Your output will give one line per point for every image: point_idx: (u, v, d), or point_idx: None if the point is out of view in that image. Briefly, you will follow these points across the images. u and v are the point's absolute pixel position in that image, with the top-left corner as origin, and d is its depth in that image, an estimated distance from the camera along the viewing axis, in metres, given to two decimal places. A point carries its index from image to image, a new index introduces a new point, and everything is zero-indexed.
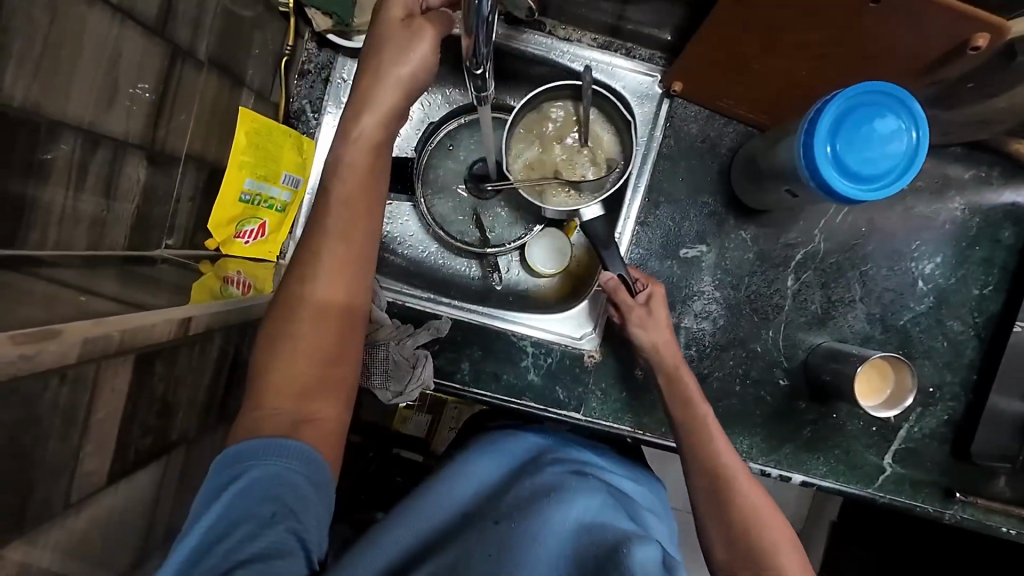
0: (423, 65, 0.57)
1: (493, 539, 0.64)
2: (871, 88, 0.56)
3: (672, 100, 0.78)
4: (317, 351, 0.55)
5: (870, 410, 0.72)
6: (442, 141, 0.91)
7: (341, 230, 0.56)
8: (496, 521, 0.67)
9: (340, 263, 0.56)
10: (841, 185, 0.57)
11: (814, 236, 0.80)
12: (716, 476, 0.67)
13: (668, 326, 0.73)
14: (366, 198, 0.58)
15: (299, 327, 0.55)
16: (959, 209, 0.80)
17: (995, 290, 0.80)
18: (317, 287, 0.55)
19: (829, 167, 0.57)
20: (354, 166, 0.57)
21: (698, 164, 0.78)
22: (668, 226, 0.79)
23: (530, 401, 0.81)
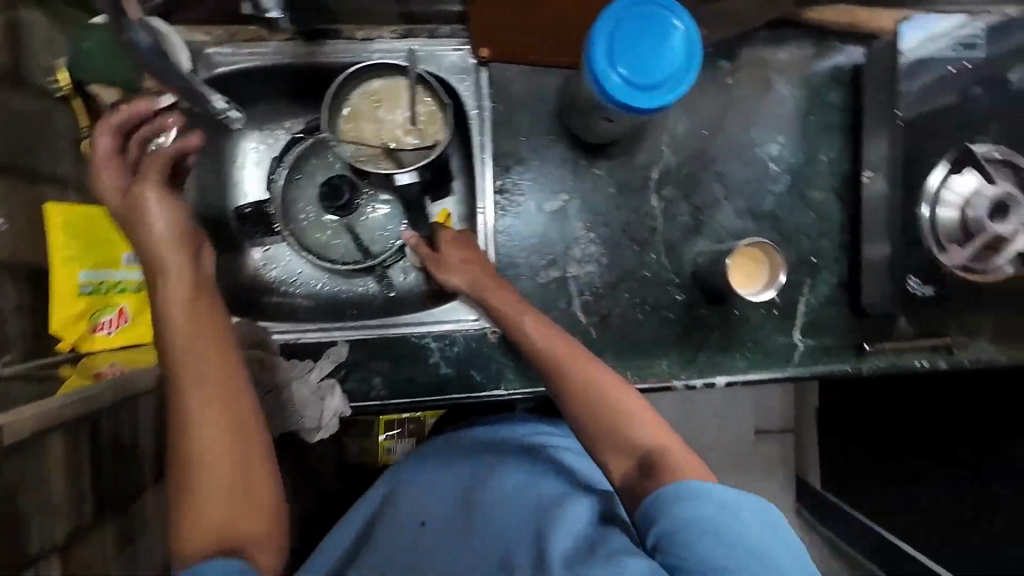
0: (190, 142, 0.64)
1: (423, 546, 0.71)
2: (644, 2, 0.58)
3: (489, 65, 0.79)
4: (217, 453, 0.56)
5: (747, 297, 0.75)
6: (293, 171, 0.88)
7: (182, 331, 0.59)
8: (421, 523, 0.74)
9: (217, 366, 0.59)
10: (633, 103, 0.59)
11: (663, 153, 0.82)
12: (563, 387, 0.65)
13: (480, 263, 0.76)
14: (201, 294, 0.61)
15: (191, 444, 0.56)
16: (785, 87, 0.83)
17: (842, 150, 0.84)
18: (192, 401, 0.57)
19: (613, 88, 0.59)
20: (174, 265, 0.60)
21: (533, 119, 0.79)
22: (524, 186, 0.81)
23: (450, 393, 0.81)
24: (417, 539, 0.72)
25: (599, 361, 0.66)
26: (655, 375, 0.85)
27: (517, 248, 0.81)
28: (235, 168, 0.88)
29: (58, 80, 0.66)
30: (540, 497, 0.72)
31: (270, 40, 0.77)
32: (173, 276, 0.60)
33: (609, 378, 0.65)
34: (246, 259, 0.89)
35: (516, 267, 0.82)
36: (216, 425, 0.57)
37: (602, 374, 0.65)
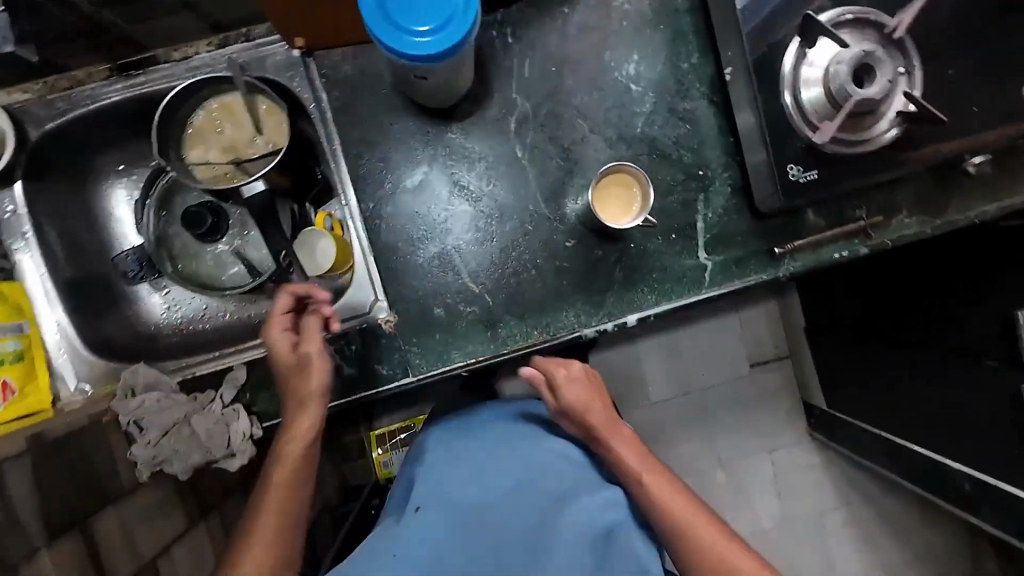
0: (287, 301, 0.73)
1: (432, 525, 0.68)
2: None
3: (315, 56, 0.77)
4: (273, 539, 0.68)
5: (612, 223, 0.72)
6: (163, 209, 0.87)
7: (300, 426, 0.71)
8: (415, 509, 0.70)
9: (295, 463, 0.71)
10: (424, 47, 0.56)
11: (516, 100, 0.79)
12: (608, 463, 0.75)
13: (592, 388, 0.78)
14: (310, 447, 0.72)
15: (264, 517, 0.69)
16: (625, 4, 0.79)
17: (702, 53, 0.80)
18: (281, 469, 0.71)
19: (403, 44, 0.56)
20: (309, 387, 0.71)
21: (373, 98, 0.77)
22: (381, 168, 0.78)
23: (359, 392, 0.79)
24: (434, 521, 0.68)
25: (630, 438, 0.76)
26: (564, 329, 0.81)
27: (391, 232, 0.79)
28: (112, 220, 0.87)
29: None
30: (546, 488, 0.74)
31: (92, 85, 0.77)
32: (308, 420, 0.71)
33: (680, 502, 0.69)
34: (143, 307, 0.88)
35: (394, 251, 0.79)
36: (291, 497, 0.71)
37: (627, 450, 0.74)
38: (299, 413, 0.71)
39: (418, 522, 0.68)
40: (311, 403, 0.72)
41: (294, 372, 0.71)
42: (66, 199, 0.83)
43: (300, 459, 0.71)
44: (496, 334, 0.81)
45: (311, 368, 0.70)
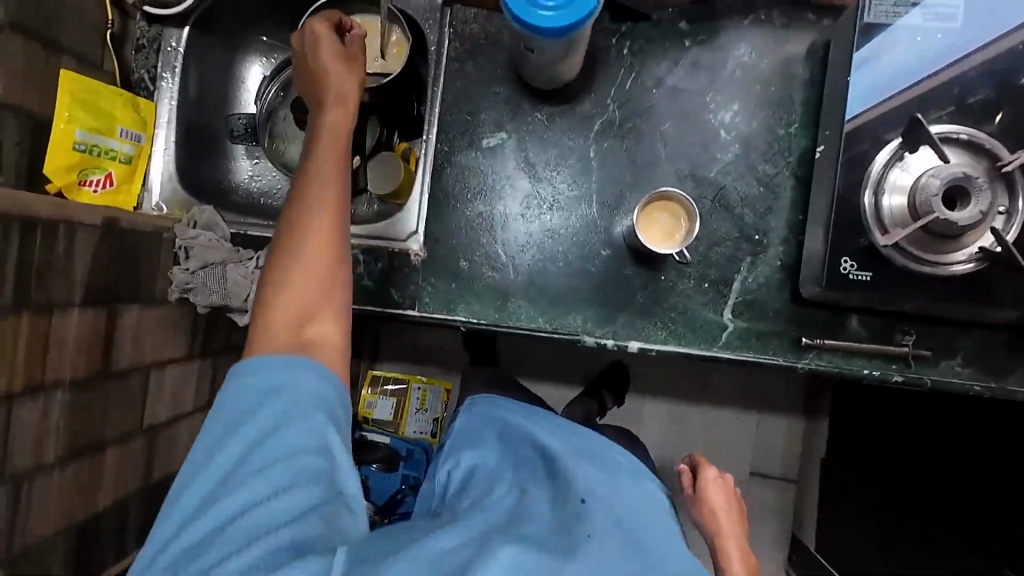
0: (324, 33, 0.71)
1: (540, 519, 0.68)
2: None
3: (451, 6, 0.84)
4: (309, 271, 0.61)
5: (650, 245, 0.73)
6: (283, 92, 1.00)
7: (326, 139, 0.67)
8: (581, 500, 0.72)
9: (326, 225, 0.63)
10: (527, 16, 0.61)
11: (608, 106, 0.82)
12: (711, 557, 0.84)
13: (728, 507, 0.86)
14: (339, 168, 0.66)
15: (298, 253, 0.62)
16: (746, 55, 0.80)
17: (802, 126, 0.79)
18: (314, 184, 0.64)
19: (526, 9, 0.61)
20: (339, 114, 0.69)
21: (484, 60, 0.84)
22: (467, 121, 0.85)
23: (367, 304, 0.86)
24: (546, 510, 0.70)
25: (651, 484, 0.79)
26: (568, 328, 0.83)
27: (452, 178, 0.85)
28: (241, 86, 1.00)
29: None
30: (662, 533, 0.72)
31: None
32: (333, 133, 0.68)
33: None
34: (233, 165, 1.00)
35: (448, 196, 0.85)
36: (331, 245, 0.63)
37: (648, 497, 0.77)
38: (324, 120, 0.68)
39: (545, 513, 0.70)
40: (345, 108, 0.70)
41: (332, 105, 0.69)
42: (212, 55, 0.95)
43: (336, 170, 0.66)
44: (505, 305, 0.84)
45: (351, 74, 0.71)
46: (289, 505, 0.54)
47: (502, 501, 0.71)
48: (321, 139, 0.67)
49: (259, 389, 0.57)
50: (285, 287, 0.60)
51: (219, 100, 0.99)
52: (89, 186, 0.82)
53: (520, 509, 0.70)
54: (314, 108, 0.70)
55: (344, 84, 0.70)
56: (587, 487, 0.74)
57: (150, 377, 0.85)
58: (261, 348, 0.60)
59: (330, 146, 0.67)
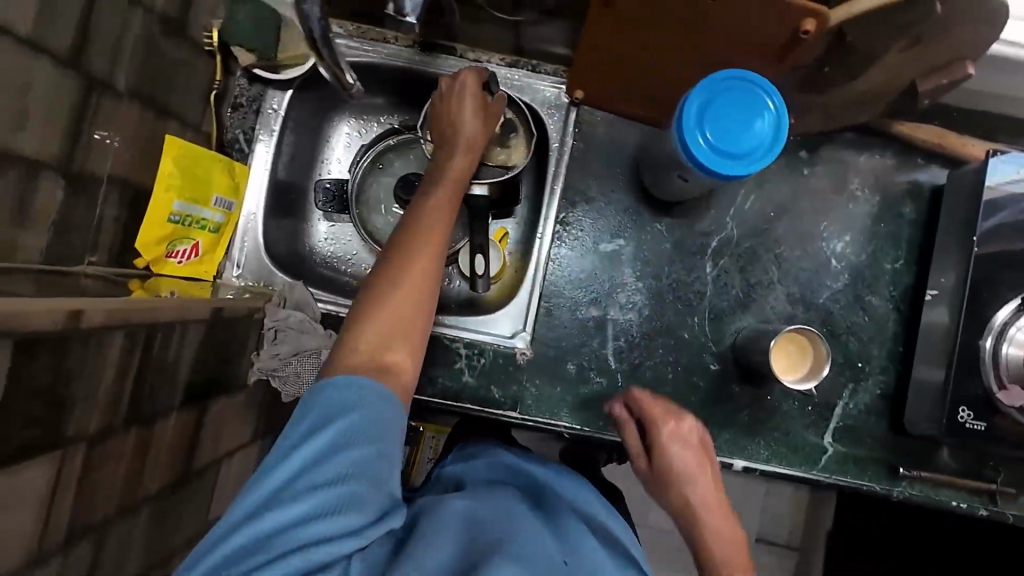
0: (467, 79, 0.75)
1: (530, 547, 0.52)
2: (736, 74, 0.61)
3: (579, 107, 0.83)
4: (401, 303, 0.58)
5: (790, 384, 0.73)
6: (377, 160, 0.95)
7: (434, 201, 0.66)
8: (565, 561, 0.53)
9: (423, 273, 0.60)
10: (685, 134, 0.61)
11: (726, 224, 0.84)
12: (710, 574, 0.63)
13: None
14: (453, 194, 0.67)
15: (392, 278, 0.59)
16: (860, 191, 0.84)
17: (908, 262, 0.83)
18: (427, 203, 0.65)
19: (702, 152, 0.62)
20: (456, 161, 0.71)
21: (608, 164, 0.84)
22: (587, 222, 0.84)
23: (467, 402, 0.82)
24: (529, 544, 0.52)
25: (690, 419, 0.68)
26: None
27: (565, 277, 0.84)
28: (326, 147, 0.95)
29: (210, 35, 0.74)
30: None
31: (393, 44, 0.86)
32: (440, 200, 0.66)
33: None
34: (312, 230, 0.94)
35: (560, 296, 0.84)
36: (421, 280, 0.59)
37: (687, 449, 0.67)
38: (434, 189, 0.67)
39: (530, 546, 0.52)
40: (459, 170, 0.71)
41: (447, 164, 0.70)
42: (308, 118, 0.90)
43: (437, 236, 0.63)
44: (609, 413, 0.82)
45: (467, 121, 0.73)
46: (357, 452, 0.49)
47: (480, 503, 0.57)
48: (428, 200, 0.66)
49: (332, 416, 0.51)
50: (382, 310, 0.57)
51: (305, 161, 0.93)
52: (175, 258, 0.75)
53: (499, 527, 0.54)
54: (437, 160, 0.72)
55: (457, 125, 0.73)
56: (585, 562, 0.55)
57: (218, 471, 0.77)
58: (338, 367, 0.55)
59: (433, 214, 0.64)
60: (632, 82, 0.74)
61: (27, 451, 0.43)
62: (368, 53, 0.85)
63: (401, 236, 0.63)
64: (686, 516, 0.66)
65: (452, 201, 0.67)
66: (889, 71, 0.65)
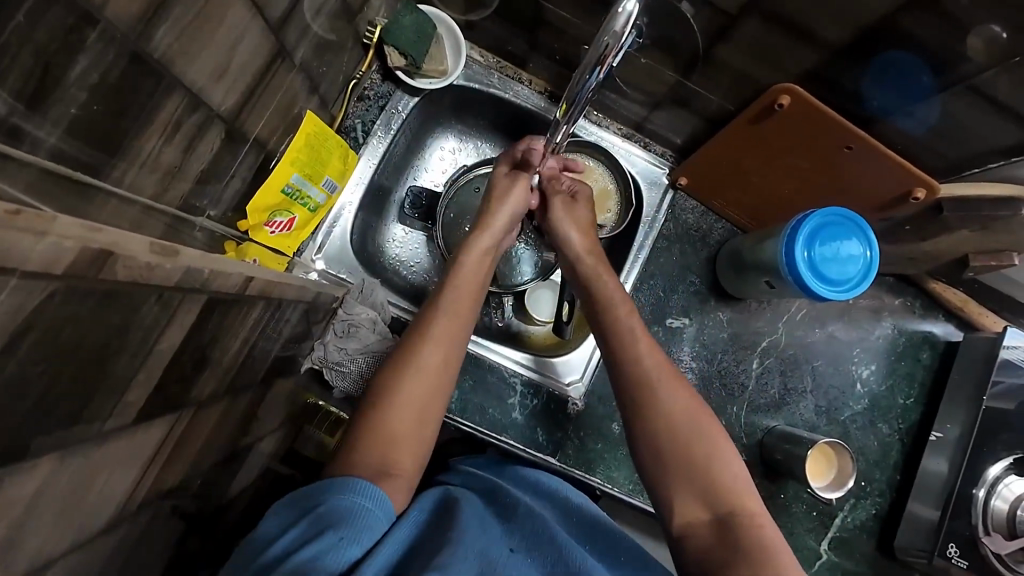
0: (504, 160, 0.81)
1: (480, 543, 0.52)
2: (847, 212, 0.70)
3: (676, 192, 0.91)
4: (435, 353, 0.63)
5: (818, 490, 0.80)
6: (470, 182, 0.92)
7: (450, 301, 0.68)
8: (511, 548, 0.55)
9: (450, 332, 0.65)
10: (793, 242, 0.70)
11: (777, 328, 0.92)
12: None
13: None
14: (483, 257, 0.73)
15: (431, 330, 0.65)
16: (889, 329, 0.95)
17: (916, 402, 0.94)
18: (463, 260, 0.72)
19: (804, 268, 0.69)
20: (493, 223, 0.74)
21: (689, 248, 0.91)
22: (659, 296, 0.90)
23: (510, 438, 0.82)
24: (479, 531, 0.54)
25: (688, 384, 0.63)
26: None
27: None
28: (420, 154, 0.95)
29: (371, 32, 0.79)
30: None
31: (526, 86, 0.91)
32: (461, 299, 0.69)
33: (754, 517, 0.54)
34: (386, 230, 0.93)
35: None
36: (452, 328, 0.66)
37: (693, 403, 0.61)
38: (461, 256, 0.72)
39: (477, 529, 0.54)
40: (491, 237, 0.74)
41: (468, 273, 0.71)
42: (418, 124, 0.92)
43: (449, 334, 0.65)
44: (639, 480, 0.85)
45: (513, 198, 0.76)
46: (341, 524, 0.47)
47: (435, 505, 0.57)
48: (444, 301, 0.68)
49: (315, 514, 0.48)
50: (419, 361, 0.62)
51: (399, 163, 0.93)
52: (272, 228, 0.73)
53: (452, 518, 0.55)
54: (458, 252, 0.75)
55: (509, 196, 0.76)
56: (534, 541, 0.56)
57: (249, 457, 0.72)
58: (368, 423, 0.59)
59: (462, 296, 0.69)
60: (734, 195, 0.83)
61: (162, 407, 0.41)
62: (498, 86, 0.89)
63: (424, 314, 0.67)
64: (735, 532, 0.53)
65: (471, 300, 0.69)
66: (954, 245, 0.76)
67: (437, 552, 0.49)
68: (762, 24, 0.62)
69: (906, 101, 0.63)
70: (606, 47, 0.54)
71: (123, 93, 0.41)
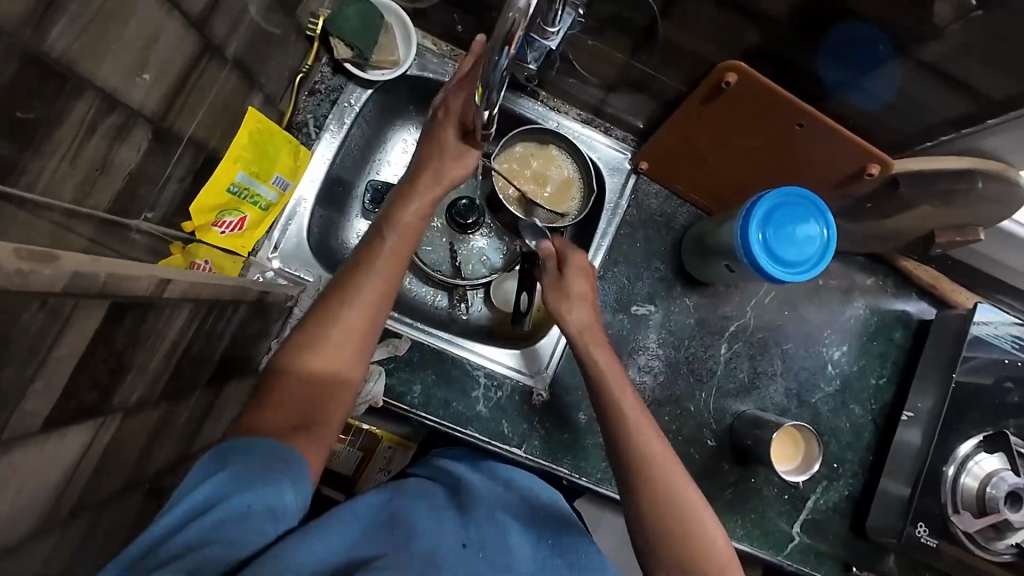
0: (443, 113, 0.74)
1: (430, 540, 0.51)
2: (802, 193, 0.69)
3: (638, 176, 0.89)
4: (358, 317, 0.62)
5: (783, 473, 0.80)
6: None
7: (341, 295, 0.62)
8: (464, 545, 0.52)
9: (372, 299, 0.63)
10: (747, 225, 0.68)
11: (745, 312, 0.91)
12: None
13: None
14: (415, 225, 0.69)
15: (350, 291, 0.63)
16: (861, 309, 0.94)
17: (889, 382, 0.93)
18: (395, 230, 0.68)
19: (759, 251, 0.68)
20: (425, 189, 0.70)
21: (654, 234, 0.89)
22: (624, 283, 0.88)
23: (475, 431, 0.82)
24: (430, 528, 0.53)
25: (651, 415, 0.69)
26: None
27: None
28: (380, 148, 0.94)
29: (315, 23, 0.78)
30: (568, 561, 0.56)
31: None
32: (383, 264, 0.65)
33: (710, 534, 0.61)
34: (349, 225, 0.92)
35: None
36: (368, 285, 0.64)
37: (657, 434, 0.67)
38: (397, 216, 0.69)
39: (430, 527, 0.53)
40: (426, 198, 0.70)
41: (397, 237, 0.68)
42: (375, 117, 0.90)
43: (368, 302, 0.63)
44: (608, 469, 0.84)
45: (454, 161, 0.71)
46: (245, 505, 0.46)
47: (387, 497, 0.56)
48: (337, 295, 0.63)
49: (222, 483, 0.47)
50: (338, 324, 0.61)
51: (359, 157, 0.92)
52: (221, 229, 0.71)
53: (401, 514, 0.54)
54: (370, 237, 0.68)
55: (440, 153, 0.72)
56: (488, 539, 0.54)
57: None
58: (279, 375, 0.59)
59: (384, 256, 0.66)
60: (692, 176, 0.81)
61: (75, 416, 0.40)
62: (454, 75, 0.87)
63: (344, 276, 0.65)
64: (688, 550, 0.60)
65: (374, 290, 0.63)
66: (918, 221, 0.74)
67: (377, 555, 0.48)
68: (704, 0, 0.60)
69: (857, 74, 0.61)
70: (513, 22, 0.50)
71: (19, 95, 0.40)
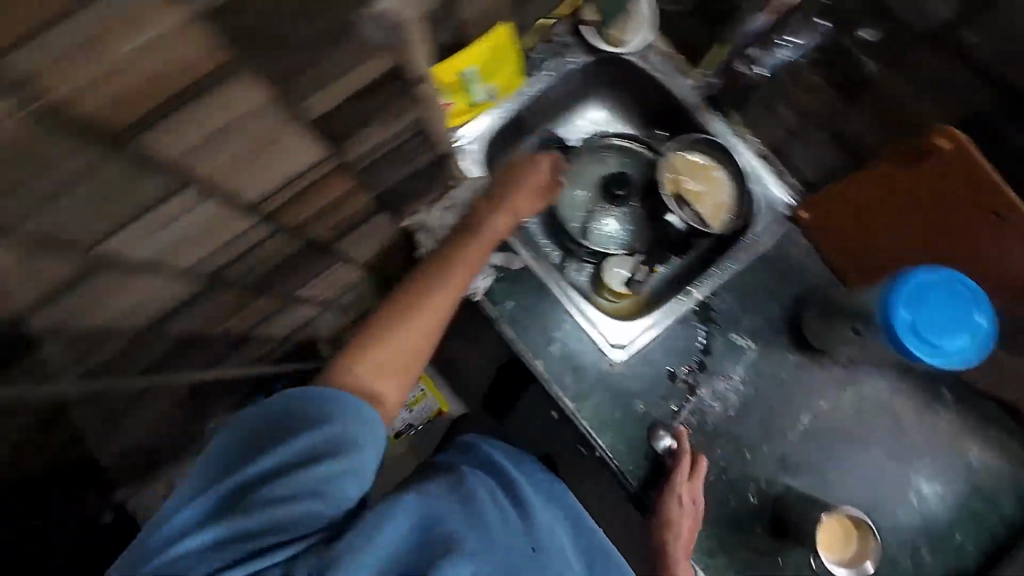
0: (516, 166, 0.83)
1: (496, 542, 0.55)
2: (946, 277, 0.67)
3: (791, 223, 0.90)
4: (453, 290, 0.66)
5: None
6: (603, 148, 1.03)
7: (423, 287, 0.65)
8: (531, 549, 0.59)
9: (478, 254, 0.73)
10: (891, 304, 0.66)
11: (842, 393, 0.87)
12: None
13: None
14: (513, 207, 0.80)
15: (445, 275, 0.67)
16: (974, 457, 0.84)
17: (975, 547, 0.82)
18: (494, 222, 0.77)
19: (908, 336, 0.66)
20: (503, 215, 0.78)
21: (782, 279, 0.89)
22: (732, 309, 0.89)
23: (540, 365, 0.87)
24: (498, 526, 0.58)
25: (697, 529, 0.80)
26: None
27: (682, 336, 0.88)
28: (569, 113, 1.06)
29: None
30: None
31: (688, 80, 0.96)
32: (488, 233, 0.76)
33: None
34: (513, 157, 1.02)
35: (669, 347, 0.88)
36: (466, 269, 0.70)
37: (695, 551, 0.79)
38: (486, 220, 0.77)
39: (495, 527, 0.57)
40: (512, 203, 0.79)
41: (488, 234, 0.76)
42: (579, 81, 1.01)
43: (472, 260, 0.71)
44: (639, 464, 0.84)
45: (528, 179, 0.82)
46: (314, 479, 0.49)
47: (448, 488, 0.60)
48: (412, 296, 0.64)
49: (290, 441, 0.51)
50: (449, 274, 0.67)
51: (551, 109, 1.04)
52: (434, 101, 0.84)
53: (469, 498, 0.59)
54: (470, 218, 0.78)
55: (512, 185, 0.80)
56: (551, 553, 0.61)
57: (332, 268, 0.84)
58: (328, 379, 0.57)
59: (484, 237, 0.75)
60: (848, 238, 0.83)
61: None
62: (664, 72, 0.97)
63: (441, 252, 0.71)
64: None
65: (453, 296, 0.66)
66: None
67: (453, 545, 0.52)
68: None
69: None
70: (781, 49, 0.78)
71: None
